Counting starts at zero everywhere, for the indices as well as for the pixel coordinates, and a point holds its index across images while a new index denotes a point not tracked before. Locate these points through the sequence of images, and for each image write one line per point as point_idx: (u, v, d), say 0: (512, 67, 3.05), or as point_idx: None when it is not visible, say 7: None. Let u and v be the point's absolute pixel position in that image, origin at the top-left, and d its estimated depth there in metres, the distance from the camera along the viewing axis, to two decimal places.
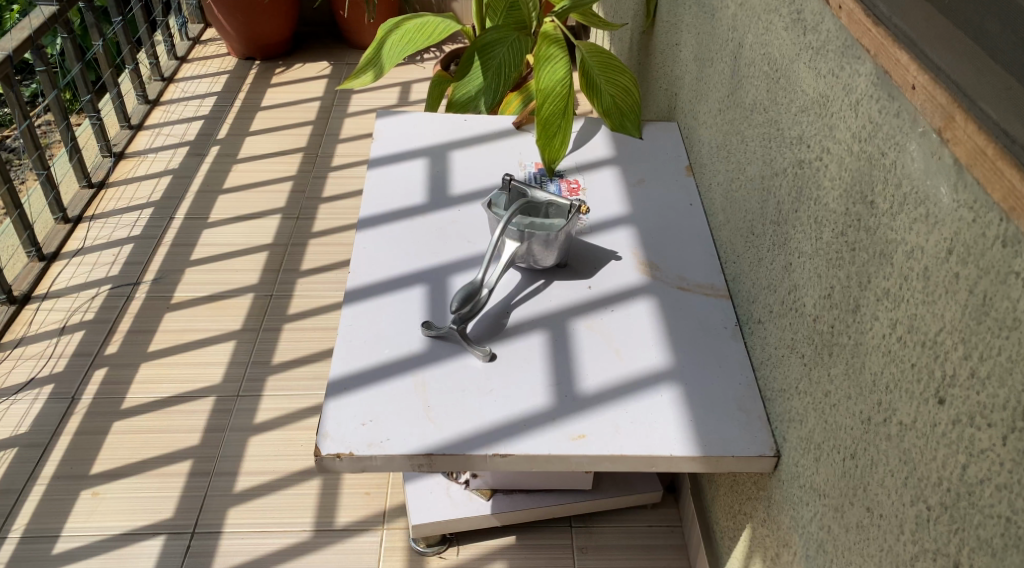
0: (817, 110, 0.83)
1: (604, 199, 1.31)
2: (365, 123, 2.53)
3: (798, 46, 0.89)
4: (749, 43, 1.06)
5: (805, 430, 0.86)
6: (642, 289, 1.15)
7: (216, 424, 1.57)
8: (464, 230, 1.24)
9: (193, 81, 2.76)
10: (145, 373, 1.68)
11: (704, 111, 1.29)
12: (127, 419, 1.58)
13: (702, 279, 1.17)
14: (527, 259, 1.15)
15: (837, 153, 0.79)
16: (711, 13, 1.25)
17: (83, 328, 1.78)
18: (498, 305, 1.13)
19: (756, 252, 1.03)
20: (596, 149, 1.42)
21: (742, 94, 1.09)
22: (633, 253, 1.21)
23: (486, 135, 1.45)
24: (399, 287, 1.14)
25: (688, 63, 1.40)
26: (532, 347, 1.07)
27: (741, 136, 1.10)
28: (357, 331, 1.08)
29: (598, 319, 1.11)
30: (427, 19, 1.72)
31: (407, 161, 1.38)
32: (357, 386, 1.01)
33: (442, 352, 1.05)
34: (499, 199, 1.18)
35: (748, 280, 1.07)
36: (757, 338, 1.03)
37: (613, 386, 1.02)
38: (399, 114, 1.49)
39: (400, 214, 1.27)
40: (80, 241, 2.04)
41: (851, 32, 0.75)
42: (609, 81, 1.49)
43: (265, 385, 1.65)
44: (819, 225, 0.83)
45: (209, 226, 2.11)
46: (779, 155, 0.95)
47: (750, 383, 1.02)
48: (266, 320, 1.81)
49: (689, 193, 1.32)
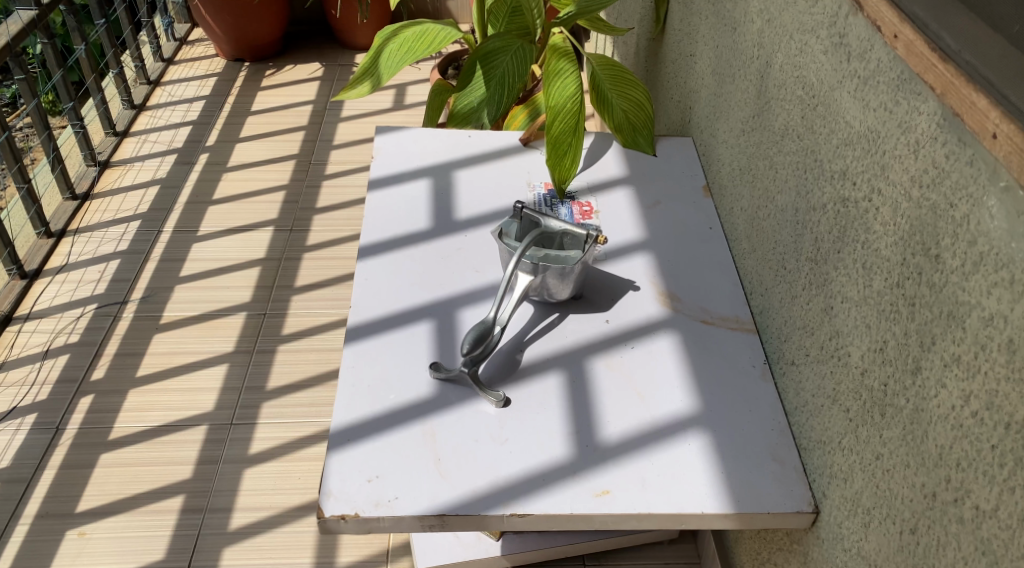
0: (865, 146, 0.77)
1: (618, 222, 1.24)
2: (359, 128, 2.45)
3: (839, 74, 0.82)
4: (779, 62, 0.99)
5: (852, 491, 0.80)
6: (663, 323, 1.08)
7: (209, 456, 1.50)
8: (472, 258, 1.17)
9: (179, 84, 2.67)
10: (133, 401, 1.60)
11: (723, 129, 1.22)
12: (115, 451, 1.50)
13: (726, 311, 1.10)
14: (540, 292, 1.08)
15: (890, 196, 0.72)
16: (731, 26, 1.18)
17: (68, 352, 1.70)
18: (509, 342, 1.06)
19: (788, 288, 0.97)
20: (608, 168, 1.35)
21: (770, 117, 1.02)
22: (651, 283, 1.14)
23: (493, 152, 1.37)
24: (404, 323, 1.07)
25: (704, 76, 1.33)
26: (548, 389, 1.00)
27: (770, 162, 1.03)
28: (360, 374, 1.01)
29: (617, 357, 1.04)
30: (426, 27, 1.65)
31: (409, 181, 1.31)
32: (362, 436, 0.94)
33: (452, 396, 0.98)
34: (510, 228, 1.11)
35: (778, 317, 1.00)
36: (789, 380, 0.97)
37: (637, 433, 0.95)
38: (399, 130, 1.41)
39: (403, 240, 1.20)
40: (63, 256, 1.95)
41: (909, 65, 0.68)
42: (620, 95, 1.42)
43: (260, 412, 1.58)
44: (869, 273, 0.76)
45: (200, 239, 2.03)
46: (817, 188, 0.88)
47: (782, 428, 0.96)
48: (259, 341, 1.74)
49: (707, 215, 1.25)
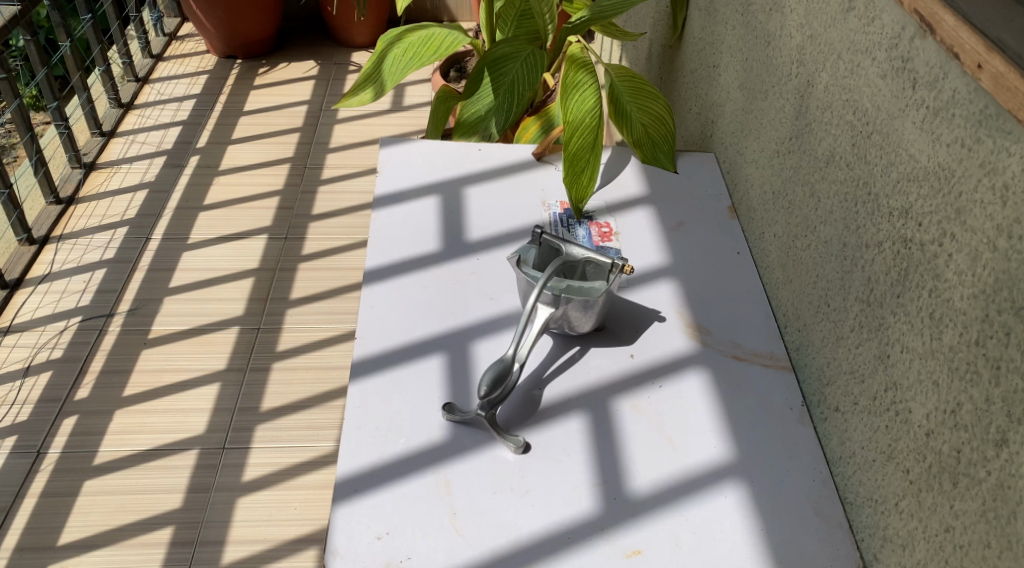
0: (933, 184, 0.70)
1: (639, 246, 1.16)
2: (356, 130, 2.37)
3: (901, 102, 0.75)
4: (823, 82, 0.92)
5: (912, 560, 0.73)
6: (692, 358, 1.01)
7: (200, 483, 1.42)
8: (485, 284, 1.09)
9: (169, 81, 2.57)
10: (120, 423, 1.51)
11: (753, 148, 1.15)
12: (100, 478, 1.42)
13: (759, 347, 1.03)
14: (561, 324, 1.01)
15: (969, 243, 0.65)
16: (764, 39, 1.10)
17: (50, 369, 1.61)
18: (528, 379, 0.98)
19: (833, 328, 0.90)
20: (626, 186, 1.28)
21: (812, 141, 0.95)
22: (677, 313, 1.07)
23: (505, 167, 1.29)
24: (414, 357, 0.99)
25: (729, 89, 1.26)
26: (571, 432, 0.92)
27: (811, 189, 0.96)
28: (366, 416, 0.93)
29: (644, 398, 0.96)
30: (432, 31, 1.57)
31: (416, 199, 1.22)
32: (371, 487, 0.86)
33: (468, 440, 0.91)
34: (528, 254, 1.03)
35: (820, 357, 0.93)
36: (832, 428, 0.90)
37: (669, 485, 0.88)
38: (404, 142, 1.33)
39: (410, 264, 1.12)
40: (46, 265, 1.86)
41: (996, 100, 0.62)
42: (640, 108, 1.35)
43: (254, 436, 1.50)
44: (939, 325, 0.69)
45: (190, 247, 1.94)
46: (870, 225, 0.81)
47: (825, 479, 0.89)
48: (253, 358, 1.65)
49: (735, 239, 1.18)
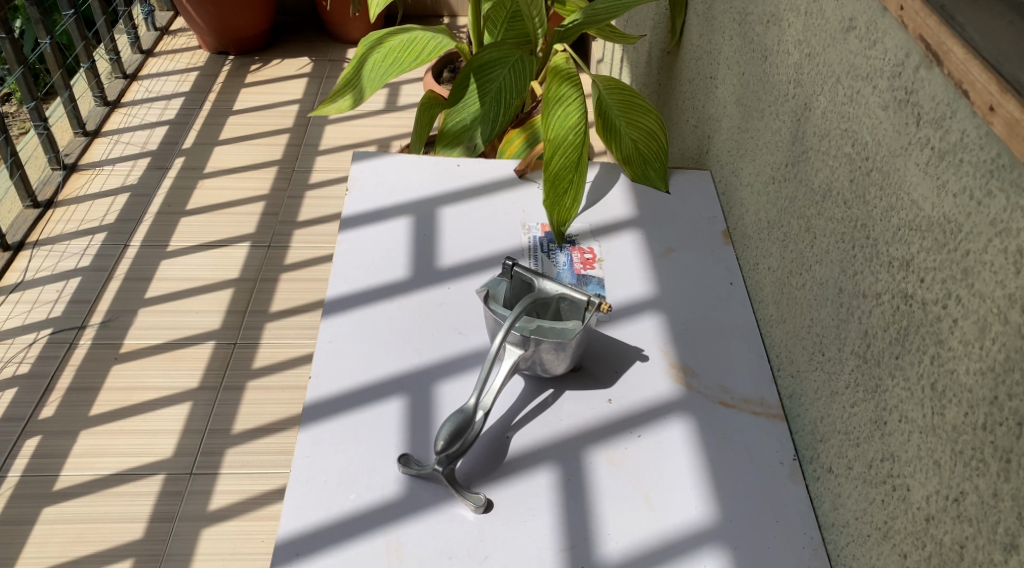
0: (937, 237, 0.61)
1: (624, 274, 1.08)
2: (348, 131, 2.29)
3: (904, 139, 0.67)
4: (821, 107, 0.83)
5: None
6: (675, 404, 0.92)
7: (163, 512, 1.35)
8: (454, 316, 1.01)
9: (158, 78, 2.50)
10: (84, 444, 1.46)
11: (748, 170, 1.06)
12: (59, 505, 1.36)
13: (750, 392, 0.94)
14: (532, 365, 0.93)
15: (976, 310, 0.57)
16: (761, 53, 1.01)
17: (16, 385, 1.55)
18: (494, 427, 0.90)
19: (828, 381, 0.81)
20: (614, 208, 1.19)
21: (808, 170, 0.86)
22: (662, 351, 0.98)
23: (484, 185, 1.21)
24: (372, 399, 0.92)
25: (726, 104, 1.17)
26: (538, 488, 0.85)
27: (806, 223, 0.87)
28: (315, 467, 0.86)
29: (621, 449, 0.88)
30: (414, 35, 1.49)
31: (386, 220, 1.14)
32: (314, 549, 0.79)
33: (425, 496, 0.83)
34: (499, 288, 0.95)
35: (814, 410, 0.85)
36: (825, 490, 0.81)
37: (643, 551, 0.80)
38: (378, 157, 1.25)
39: (375, 293, 1.04)
40: (19, 272, 1.80)
41: (1009, 150, 0.53)
42: (629, 122, 1.26)
43: (223, 461, 1.43)
44: (942, 397, 0.60)
45: (170, 255, 1.87)
46: (868, 272, 0.72)
47: (816, 547, 0.81)
48: (227, 376, 1.58)
49: (728, 267, 1.09)
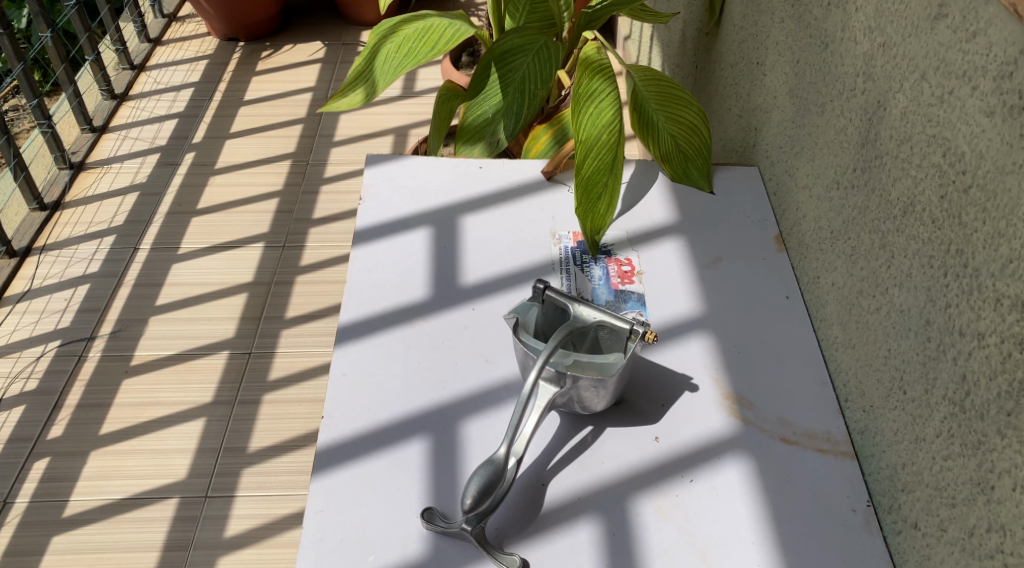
0: None
1: (667, 290, 0.97)
2: (364, 120, 2.18)
3: (1017, 153, 0.56)
4: (899, 106, 0.72)
5: None
6: (731, 441, 0.82)
7: (177, 540, 1.29)
8: (480, 343, 0.92)
9: (166, 68, 2.41)
10: (95, 466, 1.39)
11: (806, 171, 0.95)
12: (69, 533, 1.30)
13: (814, 425, 0.84)
14: (569, 401, 0.83)
15: None
16: (821, 40, 0.89)
17: (24, 402, 1.49)
18: (528, 473, 0.81)
19: (912, 424, 0.71)
20: (653, 212, 1.08)
21: (884, 177, 0.75)
22: (713, 380, 0.88)
23: (510, 189, 1.10)
24: (391, 442, 0.82)
25: (776, 94, 1.05)
26: (580, 544, 0.75)
27: (881, 239, 0.76)
28: (330, 522, 0.77)
29: (670, 497, 0.79)
30: (429, 22, 1.37)
31: (404, 233, 1.04)
32: None
33: (451, 557, 0.74)
34: (529, 315, 0.86)
35: (893, 453, 0.74)
36: (908, 548, 0.71)
37: None
38: (393, 160, 1.15)
39: (393, 317, 0.94)
40: (26, 280, 1.73)
41: None
42: (667, 116, 1.15)
43: (239, 482, 1.36)
44: None
45: (181, 259, 1.79)
46: (967, 306, 0.62)
47: None
48: (243, 389, 1.50)
49: (783, 279, 0.98)
